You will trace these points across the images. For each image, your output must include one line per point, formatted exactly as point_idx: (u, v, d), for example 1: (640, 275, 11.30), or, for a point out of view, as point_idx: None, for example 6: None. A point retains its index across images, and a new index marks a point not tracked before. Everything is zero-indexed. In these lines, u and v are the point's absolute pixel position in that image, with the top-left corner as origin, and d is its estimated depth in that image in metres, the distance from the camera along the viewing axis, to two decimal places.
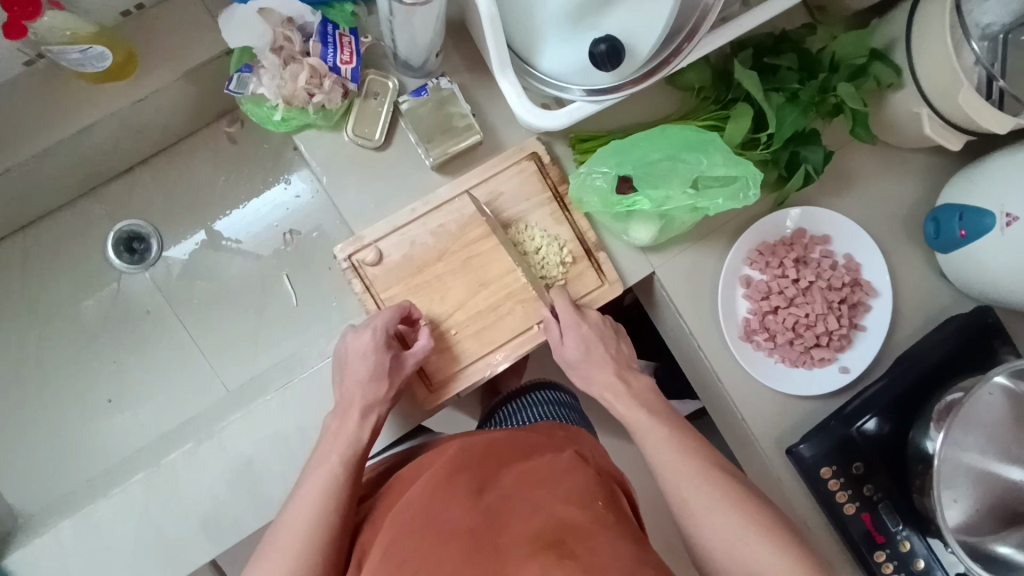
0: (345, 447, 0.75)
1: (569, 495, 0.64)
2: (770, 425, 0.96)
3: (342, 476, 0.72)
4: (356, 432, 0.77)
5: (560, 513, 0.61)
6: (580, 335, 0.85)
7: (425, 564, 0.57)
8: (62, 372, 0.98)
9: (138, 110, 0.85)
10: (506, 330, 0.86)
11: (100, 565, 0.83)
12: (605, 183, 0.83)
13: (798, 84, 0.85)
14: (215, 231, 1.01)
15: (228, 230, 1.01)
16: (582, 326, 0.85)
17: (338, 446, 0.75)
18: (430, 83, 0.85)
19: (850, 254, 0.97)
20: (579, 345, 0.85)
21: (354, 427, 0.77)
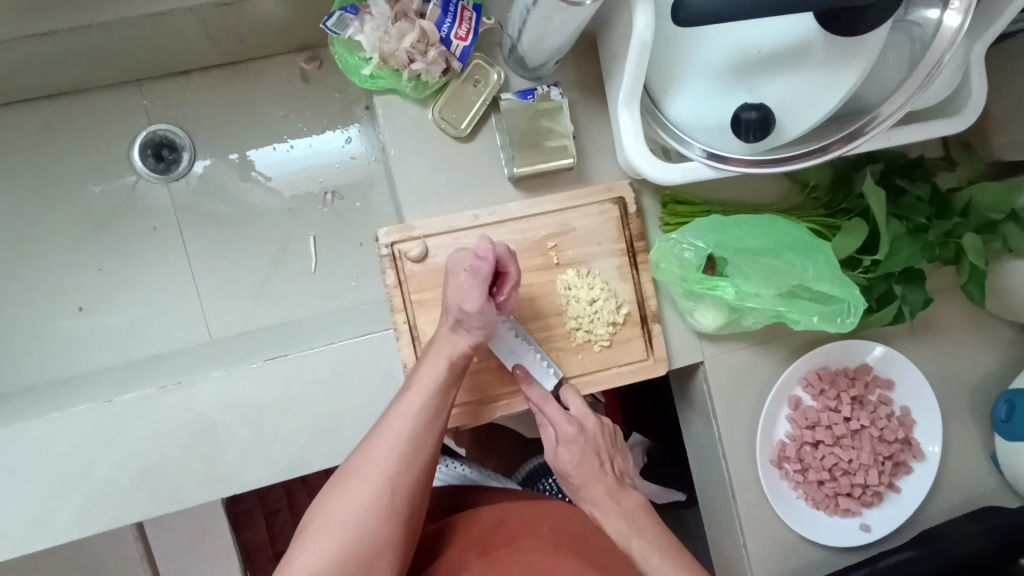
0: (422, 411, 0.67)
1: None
2: (771, 561, 0.88)
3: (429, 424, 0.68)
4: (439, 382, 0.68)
5: None
6: (575, 446, 0.73)
7: None
8: (39, 261, 0.88)
9: (220, 14, 0.75)
10: None
11: (9, 491, 0.72)
12: (693, 258, 0.75)
13: (925, 220, 0.77)
14: (248, 158, 0.92)
15: (260, 159, 0.91)
16: (583, 438, 0.73)
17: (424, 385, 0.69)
18: (540, 89, 0.75)
19: (907, 408, 0.89)
20: (574, 456, 0.73)
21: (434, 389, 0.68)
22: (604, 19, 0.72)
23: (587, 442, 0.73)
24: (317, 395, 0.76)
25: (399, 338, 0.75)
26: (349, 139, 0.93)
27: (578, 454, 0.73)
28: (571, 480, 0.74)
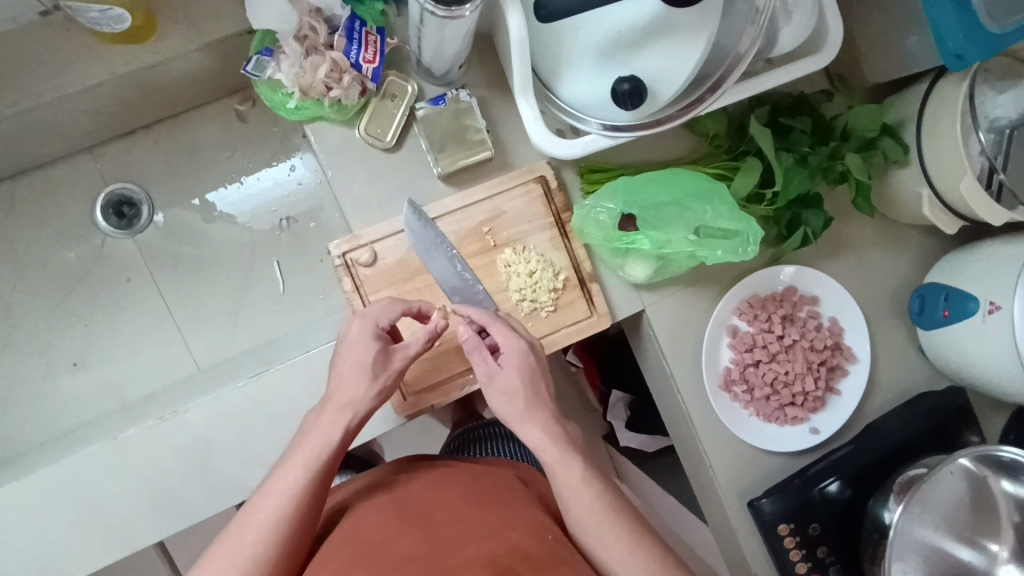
0: (320, 451, 0.64)
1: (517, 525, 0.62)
2: (737, 475, 0.97)
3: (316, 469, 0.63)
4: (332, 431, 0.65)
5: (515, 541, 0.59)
6: (520, 366, 0.70)
7: None
8: (28, 328, 0.95)
9: (150, 74, 0.83)
10: None
11: (40, 532, 0.80)
12: (608, 219, 0.83)
13: (809, 148, 0.87)
14: (209, 200, 0.99)
15: (220, 199, 0.99)
16: (529, 360, 0.71)
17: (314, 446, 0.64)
18: (449, 93, 0.84)
19: (835, 318, 0.99)
20: (521, 376, 0.70)
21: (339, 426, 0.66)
22: (494, 22, 0.80)
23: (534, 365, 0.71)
24: (300, 402, 0.84)
25: None
26: (294, 168, 1.00)
27: (523, 375, 0.70)
28: (517, 403, 0.69)
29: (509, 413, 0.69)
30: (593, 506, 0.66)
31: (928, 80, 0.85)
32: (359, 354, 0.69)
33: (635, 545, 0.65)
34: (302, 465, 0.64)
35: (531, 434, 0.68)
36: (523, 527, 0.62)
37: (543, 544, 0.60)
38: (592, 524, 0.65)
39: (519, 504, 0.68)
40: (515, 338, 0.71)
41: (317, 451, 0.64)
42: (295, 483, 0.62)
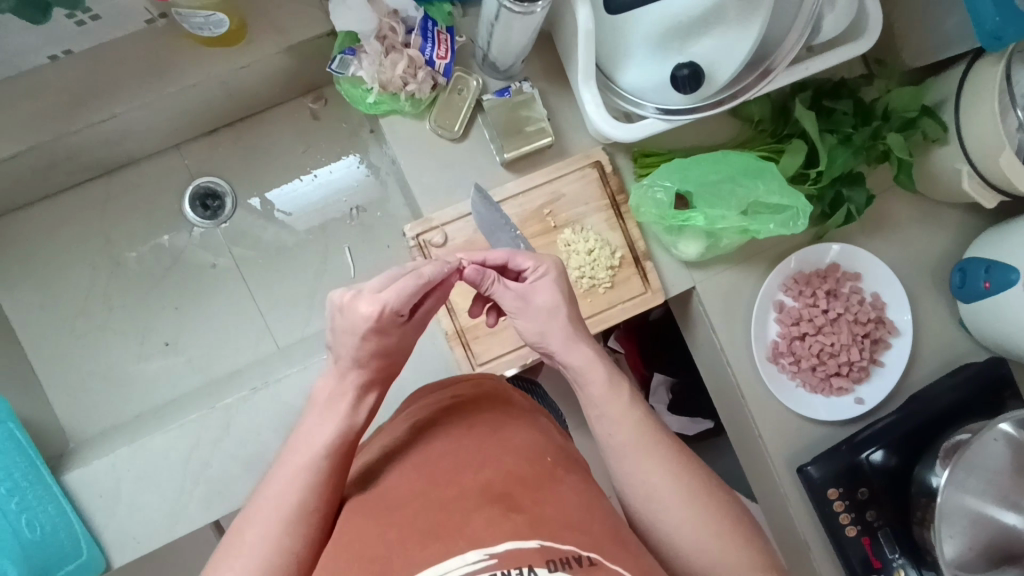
0: (332, 429, 0.59)
1: (518, 449, 0.59)
2: (785, 443, 1.02)
3: (331, 444, 0.58)
4: (350, 415, 0.61)
5: (513, 466, 0.56)
6: (552, 286, 0.70)
7: (367, 541, 0.51)
8: (124, 311, 1.03)
9: (240, 75, 0.91)
10: None
11: (147, 492, 0.87)
12: (665, 197, 0.89)
13: (851, 129, 0.91)
14: (267, 199, 1.07)
15: (278, 199, 1.07)
16: (563, 279, 0.71)
17: (327, 423, 0.59)
18: (513, 86, 0.91)
19: (877, 292, 1.03)
20: (554, 296, 0.70)
21: (346, 406, 0.61)
22: (554, 19, 0.86)
23: (563, 279, 0.72)
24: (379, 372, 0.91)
25: (438, 314, 0.91)
26: (363, 161, 1.08)
27: (557, 294, 0.70)
28: (557, 320, 0.70)
29: (548, 334, 0.70)
30: (608, 408, 0.67)
31: (965, 61, 0.89)
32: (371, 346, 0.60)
33: (659, 451, 0.65)
34: (312, 451, 0.57)
35: (572, 353, 0.69)
36: (519, 451, 0.59)
37: (541, 467, 0.57)
38: (619, 429, 0.66)
39: (520, 425, 0.64)
40: (545, 261, 0.70)
41: (331, 430, 0.58)
42: (306, 465, 0.56)
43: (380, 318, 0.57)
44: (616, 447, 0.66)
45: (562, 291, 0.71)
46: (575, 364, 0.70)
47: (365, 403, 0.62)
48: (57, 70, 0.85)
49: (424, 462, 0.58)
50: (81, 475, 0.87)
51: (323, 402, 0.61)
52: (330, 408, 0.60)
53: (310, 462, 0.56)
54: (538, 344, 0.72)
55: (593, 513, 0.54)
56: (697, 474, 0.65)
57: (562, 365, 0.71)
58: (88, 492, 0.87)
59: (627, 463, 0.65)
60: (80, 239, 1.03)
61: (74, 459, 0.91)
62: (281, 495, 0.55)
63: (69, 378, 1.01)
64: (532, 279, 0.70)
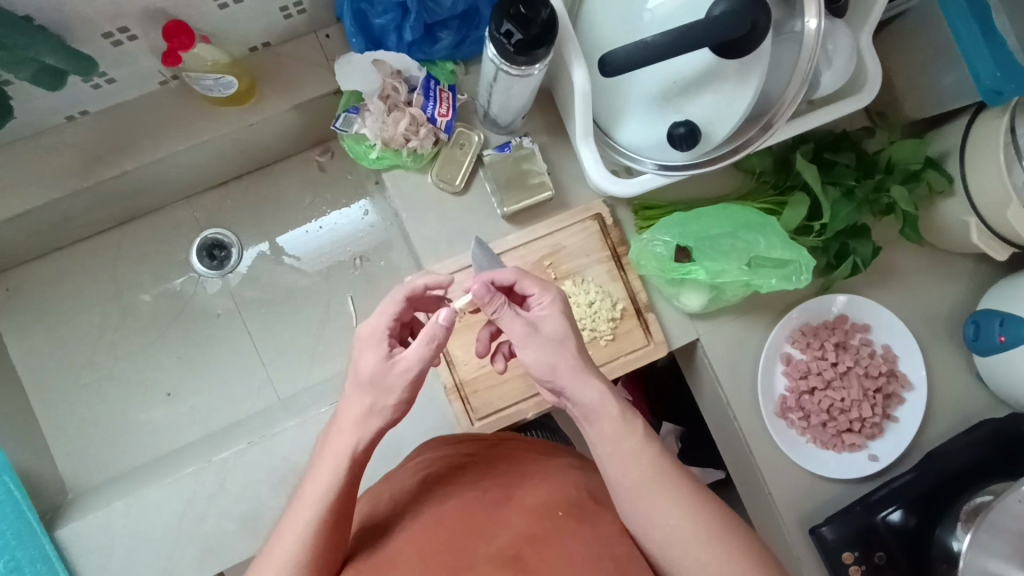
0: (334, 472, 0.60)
1: (530, 507, 0.64)
2: (797, 501, 0.98)
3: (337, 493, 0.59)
4: (344, 451, 0.60)
5: (523, 527, 0.62)
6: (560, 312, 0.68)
7: None
8: (129, 359, 1.04)
9: (250, 132, 0.94)
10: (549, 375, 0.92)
11: (141, 547, 0.86)
12: (665, 251, 0.88)
13: (854, 182, 0.91)
14: (276, 245, 1.08)
15: (287, 243, 1.08)
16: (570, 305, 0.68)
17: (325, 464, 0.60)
18: (514, 141, 0.93)
19: (888, 345, 1.01)
20: (562, 323, 0.67)
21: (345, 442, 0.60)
22: (553, 77, 0.88)
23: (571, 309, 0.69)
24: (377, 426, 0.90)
25: (438, 366, 0.91)
26: (367, 211, 1.10)
27: (563, 320, 0.67)
28: (568, 348, 0.66)
29: (558, 367, 0.66)
30: (616, 447, 0.66)
31: (967, 114, 0.89)
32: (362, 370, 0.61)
33: (670, 491, 0.65)
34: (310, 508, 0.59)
35: (584, 394, 0.66)
36: (530, 508, 0.64)
37: (550, 524, 0.62)
38: (632, 475, 0.65)
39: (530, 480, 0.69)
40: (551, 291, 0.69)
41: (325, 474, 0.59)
42: (314, 518, 0.58)
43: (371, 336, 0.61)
44: (634, 490, 0.65)
45: (568, 320, 0.68)
46: (586, 401, 0.66)
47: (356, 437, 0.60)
48: (74, 130, 0.88)
49: (443, 519, 0.64)
50: (75, 530, 0.86)
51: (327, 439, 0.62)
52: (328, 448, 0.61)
53: (315, 517, 0.58)
54: (550, 382, 0.68)
55: (600, 562, 0.59)
56: (715, 519, 0.64)
57: (571, 401, 0.68)
58: (82, 547, 0.86)
59: (641, 501, 0.65)
60: (90, 289, 1.05)
61: (70, 512, 0.91)
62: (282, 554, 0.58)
63: (72, 425, 1.01)
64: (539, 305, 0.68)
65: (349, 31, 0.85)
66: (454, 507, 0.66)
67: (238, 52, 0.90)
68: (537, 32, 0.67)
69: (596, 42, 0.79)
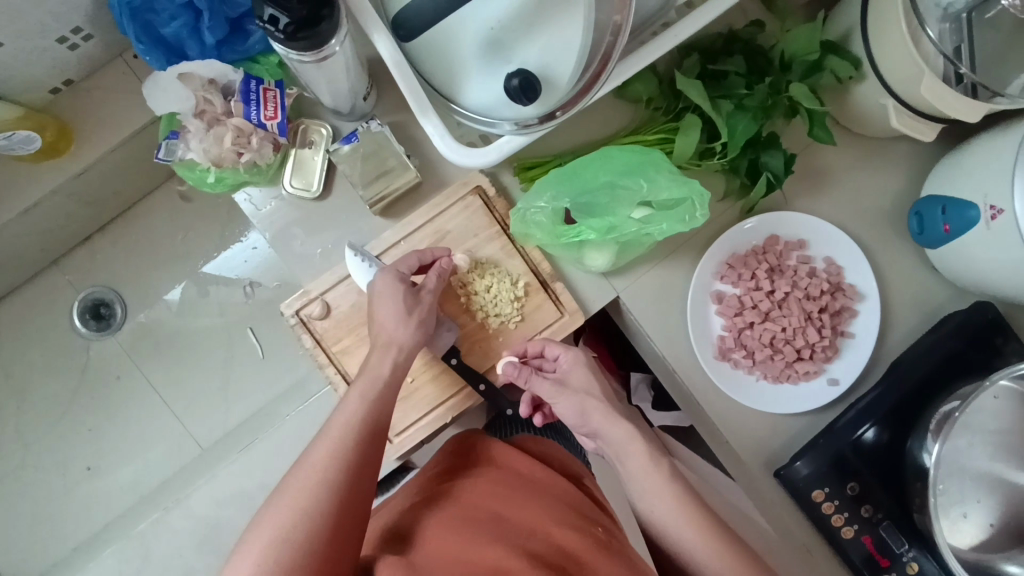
0: (362, 407, 0.69)
1: (561, 518, 0.64)
2: (758, 445, 0.92)
3: (371, 415, 0.69)
4: (379, 373, 0.72)
5: (557, 538, 0.61)
6: (581, 368, 0.79)
7: None
8: (41, 445, 0.98)
9: (82, 182, 0.85)
10: (451, 381, 0.84)
11: None
12: (546, 218, 0.78)
13: (746, 90, 0.79)
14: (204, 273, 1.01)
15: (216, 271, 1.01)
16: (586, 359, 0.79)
17: (365, 388, 0.71)
18: (360, 128, 0.82)
19: (829, 257, 0.92)
20: (582, 376, 0.78)
21: (381, 368, 0.73)
22: None
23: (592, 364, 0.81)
24: None
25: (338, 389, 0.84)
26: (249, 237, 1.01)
27: (585, 377, 0.78)
28: (597, 396, 0.76)
29: (587, 411, 0.75)
30: (645, 471, 0.69)
31: None
32: (387, 299, 0.75)
33: (697, 522, 0.65)
34: (312, 484, 0.61)
35: (614, 438, 0.73)
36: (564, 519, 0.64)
37: (587, 537, 0.61)
38: (661, 505, 0.67)
39: (556, 489, 0.70)
40: (573, 349, 0.81)
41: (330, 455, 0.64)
42: (332, 451, 0.64)
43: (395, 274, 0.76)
44: (659, 519, 0.67)
45: (590, 369, 0.79)
46: (615, 440, 0.73)
47: (388, 362, 0.73)
48: None
49: (467, 527, 0.63)
50: None
51: (336, 413, 0.69)
52: (335, 422, 0.67)
53: (339, 443, 0.65)
54: (582, 427, 0.76)
55: None
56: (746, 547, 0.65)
57: (603, 442, 0.75)
58: None
59: (668, 528, 0.66)
60: None
61: None
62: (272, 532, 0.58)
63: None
64: (562, 365, 0.80)
65: (133, 38, 0.75)
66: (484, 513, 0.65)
67: (38, 98, 0.80)
68: (306, 11, 0.58)
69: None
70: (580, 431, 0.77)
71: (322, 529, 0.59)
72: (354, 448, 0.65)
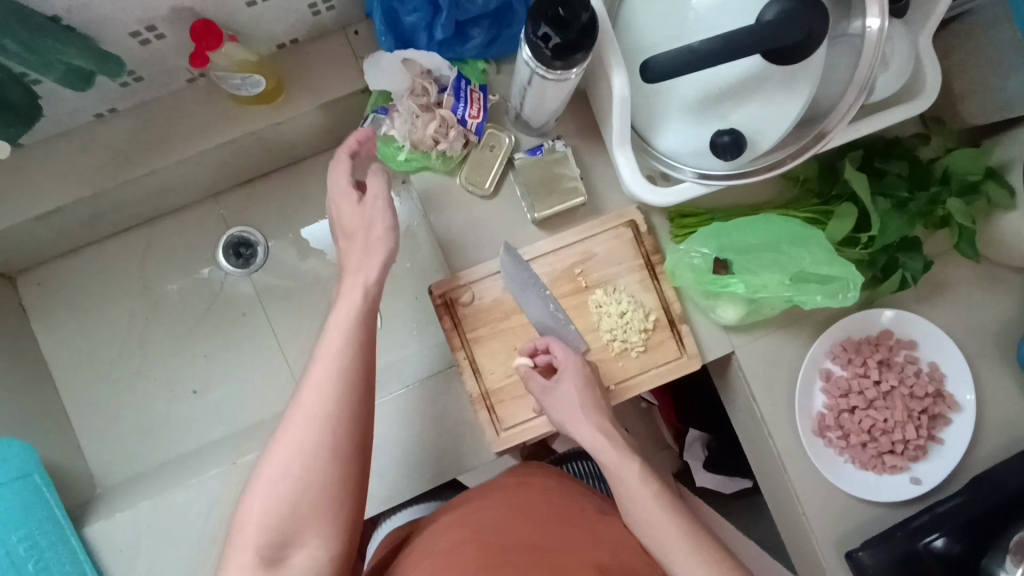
0: (359, 292, 0.71)
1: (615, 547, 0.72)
2: (833, 525, 0.94)
3: (353, 351, 0.68)
4: (368, 261, 0.73)
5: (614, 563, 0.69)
6: (576, 378, 0.80)
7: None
8: (160, 357, 1.05)
9: (275, 131, 0.93)
10: None
11: (162, 555, 0.85)
12: (702, 263, 0.87)
13: (908, 193, 0.85)
14: (300, 235, 1.09)
15: (311, 236, 1.08)
16: (580, 367, 0.80)
17: (357, 270, 0.73)
18: (546, 144, 0.89)
19: (934, 362, 0.96)
20: (575, 385, 0.79)
21: (359, 266, 0.73)
22: (589, 80, 0.85)
23: (586, 374, 0.81)
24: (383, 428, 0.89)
25: (463, 374, 0.88)
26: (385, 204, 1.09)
27: (576, 383, 0.79)
28: (586, 406, 0.78)
29: (570, 418, 0.78)
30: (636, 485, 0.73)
31: None
32: (342, 194, 0.75)
33: (681, 526, 0.70)
34: (327, 393, 0.66)
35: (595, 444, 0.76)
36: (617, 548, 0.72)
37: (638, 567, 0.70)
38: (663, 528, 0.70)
39: (574, 517, 0.75)
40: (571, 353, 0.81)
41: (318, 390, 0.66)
42: (331, 373, 0.67)
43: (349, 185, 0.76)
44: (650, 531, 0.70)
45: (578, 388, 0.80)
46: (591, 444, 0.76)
47: (368, 256, 0.73)
48: (104, 128, 0.88)
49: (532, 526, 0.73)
50: (103, 530, 0.85)
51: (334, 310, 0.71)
52: (332, 324, 0.70)
53: (336, 369, 0.67)
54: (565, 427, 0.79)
55: None
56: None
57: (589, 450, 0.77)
58: (109, 548, 0.85)
59: (659, 539, 0.70)
60: (119, 286, 1.06)
61: (96, 509, 0.90)
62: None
63: (102, 421, 1.03)
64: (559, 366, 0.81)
65: (378, 28, 0.84)
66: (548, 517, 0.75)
67: (266, 50, 0.88)
68: (575, 36, 0.64)
69: (635, 44, 0.75)
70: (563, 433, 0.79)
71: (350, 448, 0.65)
72: (349, 359, 0.68)
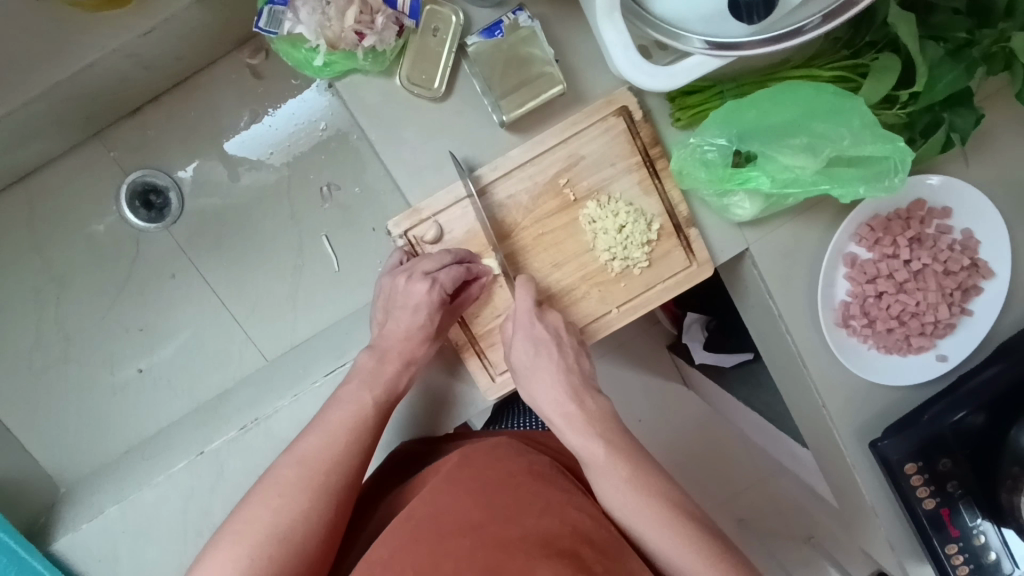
0: (386, 393, 0.71)
1: (577, 506, 0.66)
2: (855, 413, 0.89)
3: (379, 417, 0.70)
4: (400, 381, 0.73)
5: (574, 521, 0.63)
6: (528, 335, 0.71)
7: (415, 533, 0.60)
8: (91, 329, 0.96)
9: (147, 44, 0.73)
10: (579, 316, 0.76)
11: (142, 561, 0.77)
12: (718, 156, 0.72)
13: (967, 34, 0.68)
14: (226, 150, 0.96)
15: (238, 148, 0.96)
16: (536, 326, 0.71)
17: (383, 398, 0.71)
18: (506, 19, 0.69)
19: (968, 230, 0.84)
20: (528, 347, 0.71)
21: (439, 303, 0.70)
22: None
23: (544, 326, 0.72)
24: None
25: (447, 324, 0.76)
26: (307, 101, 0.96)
27: (529, 342, 0.71)
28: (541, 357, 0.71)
29: (535, 361, 0.71)
30: (611, 469, 0.67)
31: None
32: (432, 308, 0.70)
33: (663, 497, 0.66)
34: (329, 457, 0.66)
35: (543, 399, 0.72)
36: (579, 508, 0.65)
37: (601, 529, 0.64)
38: (640, 506, 0.66)
39: (537, 473, 0.70)
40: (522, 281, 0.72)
41: (331, 473, 0.65)
42: (363, 425, 0.69)
43: (428, 293, 0.69)
44: (623, 518, 0.66)
45: (561, 384, 0.71)
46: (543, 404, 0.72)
47: (402, 376, 0.73)
48: None
49: (495, 474, 0.67)
50: (71, 543, 0.76)
51: (341, 386, 0.71)
52: (339, 395, 0.70)
53: (372, 423, 0.69)
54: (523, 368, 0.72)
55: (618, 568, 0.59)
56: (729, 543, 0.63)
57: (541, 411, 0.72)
58: (84, 558, 0.77)
59: (619, 496, 0.66)
60: (25, 256, 0.94)
61: (60, 517, 0.82)
62: (223, 566, 0.59)
63: (51, 411, 0.95)
64: (514, 324, 0.72)
65: None
66: (517, 467, 0.69)
67: None
68: None
69: None
70: (517, 374, 0.73)
71: (339, 465, 0.66)
72: (348, 435, 0.68)
